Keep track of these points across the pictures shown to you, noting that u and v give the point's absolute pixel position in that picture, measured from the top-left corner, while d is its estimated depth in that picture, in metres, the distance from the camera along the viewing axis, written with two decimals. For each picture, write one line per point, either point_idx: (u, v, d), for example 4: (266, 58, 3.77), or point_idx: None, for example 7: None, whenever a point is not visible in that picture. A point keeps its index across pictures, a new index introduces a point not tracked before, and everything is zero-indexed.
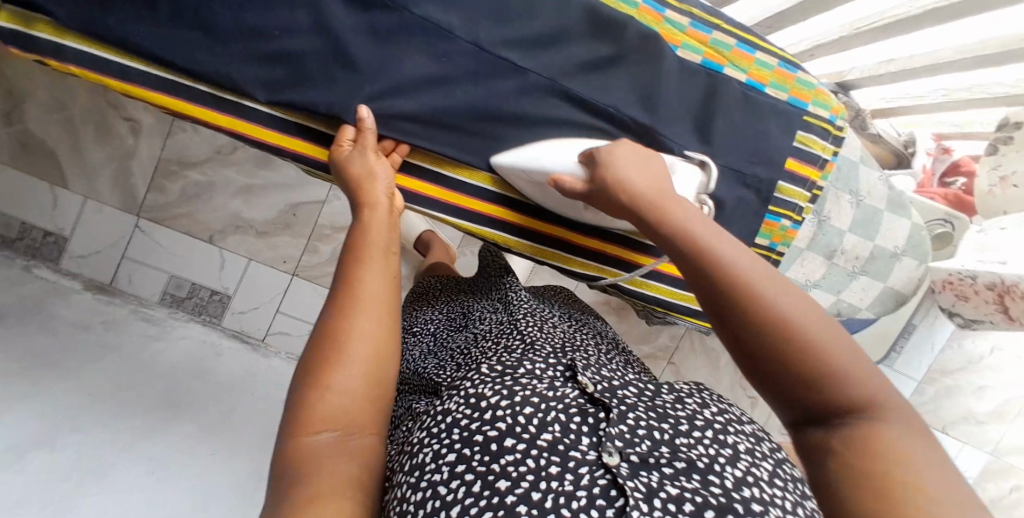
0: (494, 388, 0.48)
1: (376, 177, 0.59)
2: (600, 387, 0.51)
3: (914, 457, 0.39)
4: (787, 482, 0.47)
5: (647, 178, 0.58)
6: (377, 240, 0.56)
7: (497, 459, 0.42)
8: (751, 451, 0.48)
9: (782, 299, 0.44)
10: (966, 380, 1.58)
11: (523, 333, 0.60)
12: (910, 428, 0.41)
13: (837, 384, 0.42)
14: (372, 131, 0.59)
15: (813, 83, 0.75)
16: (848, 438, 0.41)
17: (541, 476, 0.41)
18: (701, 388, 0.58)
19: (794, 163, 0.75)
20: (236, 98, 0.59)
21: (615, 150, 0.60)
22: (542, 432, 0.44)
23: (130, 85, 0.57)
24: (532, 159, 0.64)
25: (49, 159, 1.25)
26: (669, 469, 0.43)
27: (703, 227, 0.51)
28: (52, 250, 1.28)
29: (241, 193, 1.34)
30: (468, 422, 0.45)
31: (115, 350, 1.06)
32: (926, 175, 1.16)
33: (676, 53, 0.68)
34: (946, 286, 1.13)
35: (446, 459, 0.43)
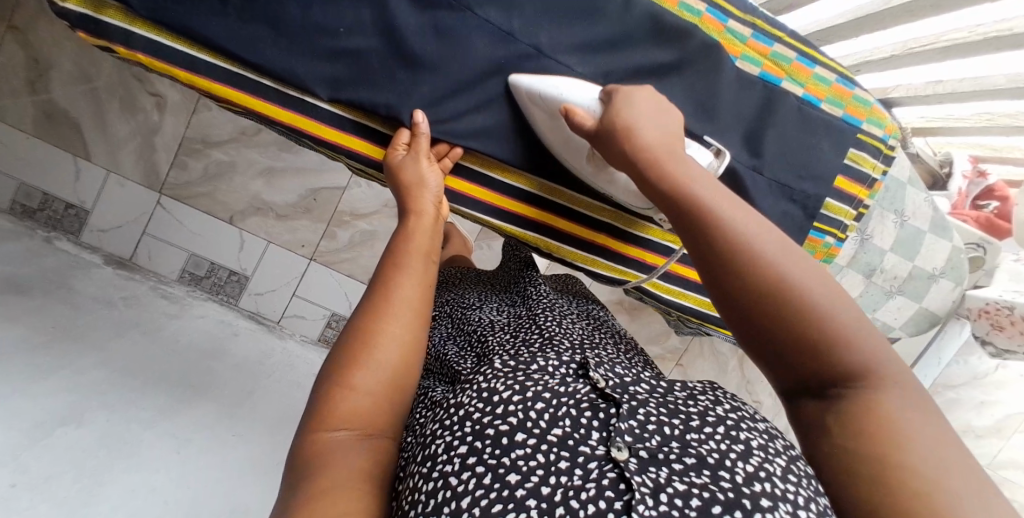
0: (506, 384, 0.47)
1: (426, 185, 0.58)
2: (612, 383, 0.49)
3: (921, 437, 0.38)
4: (801, 477, 0.41)
5: (654, 128, 0.53)
6: (421, 243, 0.55)
7: (507, 453, 0.42)
8: (765, 448, 0.43)
9: (809, 281, 0.43)
10: (968, 393, 1.67)
11: (542, 327, 0.61)
12: (912, 407, 0.40)
13: (843, 350, 0.41)
14: (427, 136, 0.58)
15: (870, 100, 0.73)
16: (844, 413, 0.41)
17: (551, 471, 0.40)
18: (713, 386, 0.52)
19: (843, 182, 0.72)
20: (299, 94, 0.55)
21: (629, 94, 0.56)
22: (552, 427, 0.43)
23: (195, 76, 0.53)
24: (552, 86, 0.57)
25: (73, 131, 1.24)
26: (678, 464, 0.41)
27: (717, 192, 0.47)
28: (73, 223, 1.28)
29: (263, 174, 1.33)
30: (481, 415, 0.45)
31: (137, 327, 1.07)
32: (960, 197, 1.14)
33: (735, 64, 0.66)
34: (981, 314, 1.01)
35: (458, 451, 0.43)
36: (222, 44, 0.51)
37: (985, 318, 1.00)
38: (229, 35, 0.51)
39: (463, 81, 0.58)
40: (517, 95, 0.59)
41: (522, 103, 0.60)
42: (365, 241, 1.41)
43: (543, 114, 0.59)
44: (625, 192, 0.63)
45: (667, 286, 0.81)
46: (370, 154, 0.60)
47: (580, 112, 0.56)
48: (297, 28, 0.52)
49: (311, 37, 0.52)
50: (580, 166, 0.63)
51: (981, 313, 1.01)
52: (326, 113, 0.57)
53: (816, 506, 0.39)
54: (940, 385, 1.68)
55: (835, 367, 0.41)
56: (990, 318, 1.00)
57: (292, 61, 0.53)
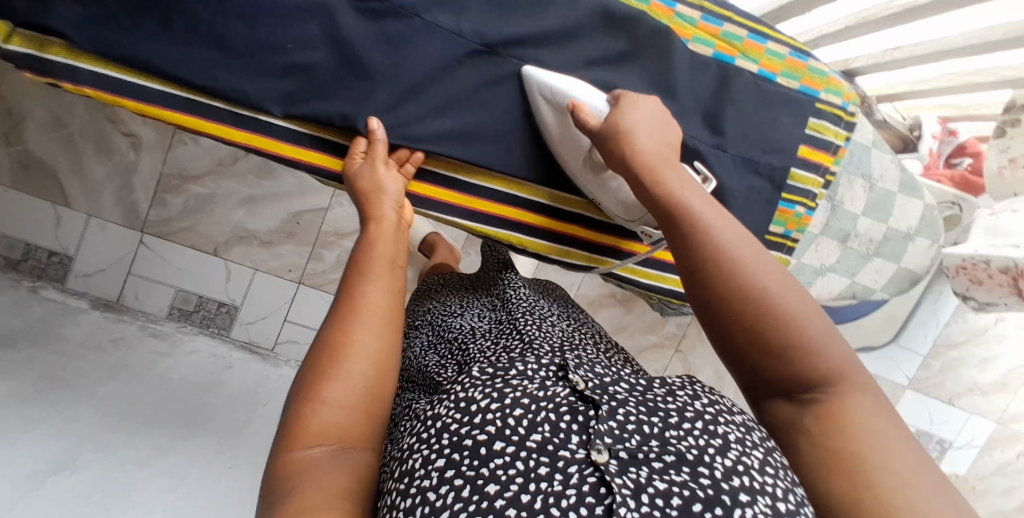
0: (484, 391, 0.46)
1: (384, 190, 0.58)
2: (591, 384, 0.49)
3: (872, 433, 0.44)
4: (777, 468, 0.44)
5: (655, 141, 0.57)
6: (383, 251, 0.55)
7: (486, 463, 0.41)
8: (742, 441, 0.45)
9: (785, 295, 0.48)
10: (969, 352, 1.69)
11: (522, 331, 0.61)
12: (870, 403, 0.47)
13: (807, 355, 0.47)
14: (383, 142, 0.58)
15: (825, 70, 0.74)
16: (817, 415, 0.46)
17: (531, 477, 0.40)
18: (691, 380, 0.53)
19: (807, 151, 0.73)
20: (252, 113, 0.56)
21: (637, 103, 0.59)
22: (531, 433, 0.43)
23: (143, 105, 0.53)
24: (562, 83, 0.60)
25: (51, 179, 1.24)
26: (658, 462, 0.42)
27: (707, 205, 0.52)
28: (58, 270, 1.28)
29: (244, 203, 1.33)
30: (458, 426, 0.44)
31: (127, 368, 1.06)
32: (932, 156, 1.15)
33: (687, 46, 0.67)
34: (960, 271, 1.02)
35: (435, 465, 0.42)
36: (171, 72, 0.51)
37: (963, 274, 1.02)
38: (176, 61, 0.51)
39: (417, 86, 0.58)
40: (529, 88, 0.62)
41: (531, 96, 0.62)
42: None
43: (550, 109, 0.62)
44: (615, 201, 0.66)
45: (651, 273, 0.82)
46: (330, 166, 0.60)
47: (587, 108, 0.59)
48: (245, 49, 0.52)
49: (259, 56, 0.53)
50: (577, 168, 0.65)
51: (960, 269, 1.02)
52: (281, 130, 0.57)
53: (794, 496, 0.42)
54: (942, 346, 1.69)
55: (808, 370, 0.47)
56: (968, 274, 1.01)
57: (241, 81, 0.53)
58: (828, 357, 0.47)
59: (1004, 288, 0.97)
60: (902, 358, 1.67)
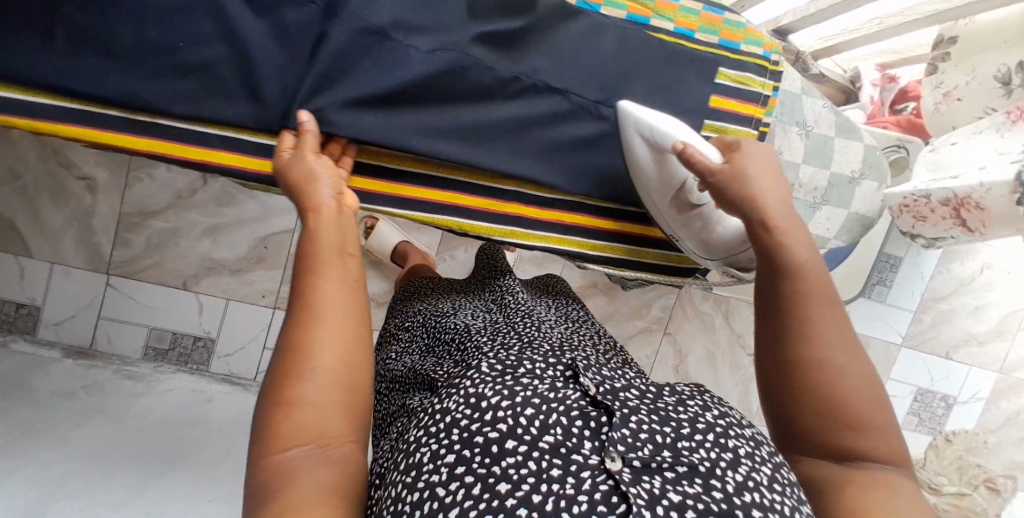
0: (494, 388, 0.44)
1: (316, 178, 0.54)
2: (602, 389, 0.46)
3: (902, 499, 0.44)
4: (785, 485, 0.43)
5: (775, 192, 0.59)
6: (328, 242, 0.50)
7: (498, 462, 0.39)
8: (751, 456, 0.44)
9: (851, 366, 0.50)
10: (959, 303, 1.68)
11: (520, 331, 0.58)
12: (907, 485, 0.46)
13: (857, 416, 0.48)
14: (313, 134, 0.56)
15: (742, 22, 0.72)
16: (851, 471, 0.47)
17: (542, 478, 0.38)
18: (702, 390, 0.52)
19: (731, 104, 0.73)
20: (151, 118, 0.55)
21: (757, 148, 0.63)
22: (544, 434, 0.41)
23: (41, 122, 0.53)
24: (666, 127, 0.65)
25: (10, 232, 1.23)
26: (670, 473, 0.40)
27: (815, 263, 0.54)
28: (27, 321, 1.26)
29: (208, 234, 1.33)
30: (469, 422, 0.42)
31: (101, 412, 1.04)
32: (875, 105, 1.15)
33: (598, 11, 0.66)
34: (903, 209, 1.01)
35: (444, 460, 0.40)
36: (64, 85, 0.51)
37: (907, 212, 1.00)
38: (72, 74, 0.50)
39: None
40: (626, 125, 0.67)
41: (628, 134, 0.67)
42: None
43: (646, 146, 0.67)
44: (695, 236, 0.75)
45: (612, 246, 0.80)
46: (244, 165, 0.60)
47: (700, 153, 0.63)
48: (139, 54, 0.52)
49: (156, 60, 0.52)
50: (664, 206, 0.73)
51: (903, 208, 1.01)
52: (184, 133, 0.57)
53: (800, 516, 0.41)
54: (930, 299, 1.67)
55: (856, 429, 0.48)
56: (912, 211, 0.99)
57: (135, 86, 0.52)
58: (878, 430, 0.48)
59: (948, 221, 0.95)
60: (892, 316, 1.65)
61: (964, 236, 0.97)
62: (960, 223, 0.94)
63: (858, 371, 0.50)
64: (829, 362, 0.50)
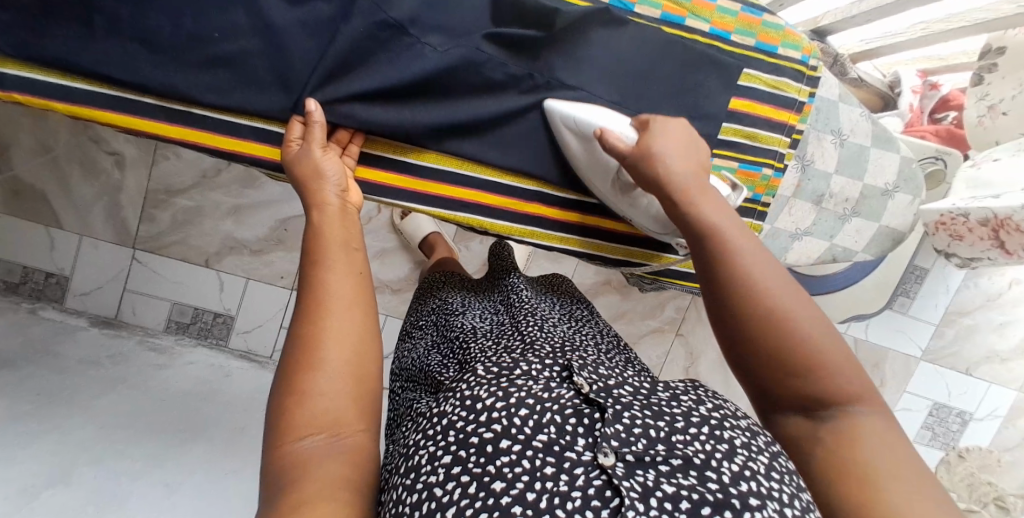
0: (489, 389, 0.43)
1: (324, 175, 0.54)
2: (596, 387, 0.45)
3: (877, 447, 0.43)
4: (783, 473, 0.41)
5: (682, 166, 0.56)
6: (335, 234, 0.51)
7: (493, 461, 0.38)
8: (748, 446, 0.42)
9: (806, 326, 0.47)
10: (985, 318, 1.63)
11: (525, 333, 0.57)
12: (888, 429, 0.45)
13: (830, 376, 0.46)
14: (321, 125, 0.55)
15: (781, 24, 0.70)
16: (833, 428, 0.45)
17: (537, 476, 0.37)
18: (696, 385, 0.50)
19: (765, 110, 0.71)
20: (184, 107, 0.56)
21: (664, 123, 0.59)
22: (538, 433, 0.40)
23: (76, 106, 0.53)
24: (585, 113, 0.61)
25: (42, 202, 1.26)
26: (665, 465, 0.38)
27: (734, 228, 0.52)
28: (55, 291, 1.30)
29: (231, 213, 1.35)
30: (464, 424, 0.41)
31: (124, 381, 1.08)
32: (915, 113, 1.10)
33: (633, 11, 0.65)
34: (939, 227, 0.97)
35: (442, 461, 0.39)
36: (100, 71, 0.51)
37: (942, 230, 0.97)
38: (108, 61, 0.51)
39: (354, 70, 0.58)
40: (552, 117, 0.64)
41: (556, 126, 0.64)
42: None
43: (574, 138, 0.63)
44: (647, 216, 0.66)
45: (635, 251, 0.77)
46: (273, 157, 0.59)
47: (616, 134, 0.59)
48: (173, 42, 0.52)
49: (189, 49, 0.53)
50: (606, 191, 0.67)
51: (939, 226, 0.97)
52: (215, 122, 0.57)
53: (800, 502, 0.39)
54: (954, 313, 1.63)
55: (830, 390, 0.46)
56: (947, 230, 0.96)
57: (169, 73, 0.53)
58: (849, 379, 0.46)
59: (986, 242, 0.92)
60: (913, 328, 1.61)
61: (1002, 258, 0.94)
62: (999, 243, 0.91)
63: (806, 327, 0.46)
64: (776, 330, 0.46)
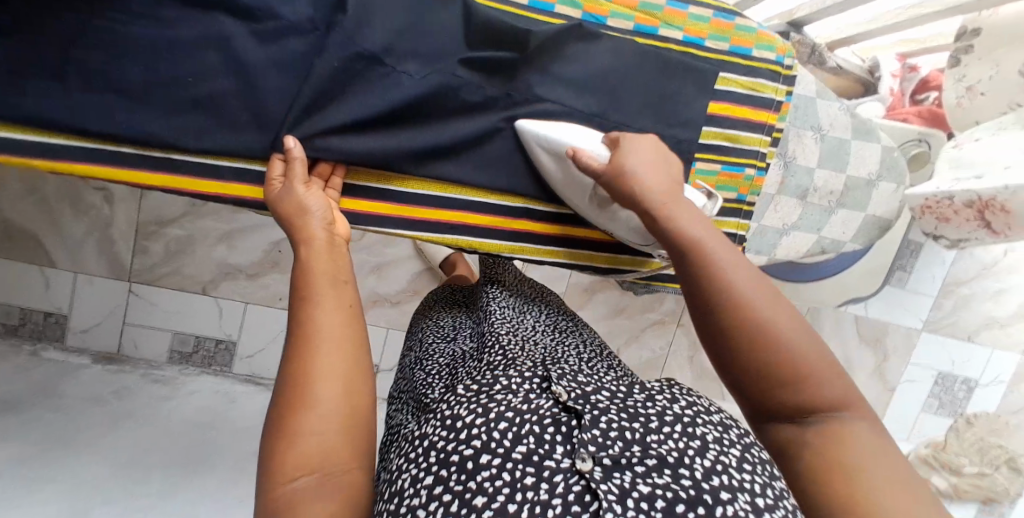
0: (469, 407, 0.43)
1: (308, 210, 0.54)
2: (574, 394, 0.45)
3: (862, 452, 0.42)
4: (755, 466, 0.41)
5: (656, 180, 0.56)
6: (322, 269, 0.51)
7: (474, 476, 0.37)
8: (719, 440, 0.42)
9: (789, 330, 0.46)
10: (981, 287, 1.64)
11: (511, 346, 0.58)
12: (875, 435, 0.44)
13: (818, 382, 0.45)
14: (301, 160, 0.55)
15: (754, 26, 0.70)
16: (819, 434, 0.44)
17: (518, 488, 0.36)
18: (672, 383, 0.51)
19: (744, 112, 0.71)
20: (164, 153, 0.56)
21: (636, 140, 0.60)
22: (517, 444, 0.39)
23: (55, 162, 0.53)
24: (558, 132, 0.60)
25: (34, 243, 1.26)
26: (639, 466, 0.38)
27: (713, 237, 0.52)
28: (56, 330, 1.30)
29: (223, 239, 1.35)
30: (445, 443, 0.40)
31: (130, 415, 1.08)
32: (897, 96, 1.12)
33: (604, 26, 0.65)
34: (924, 211, 0.97)
35: (423, 483, 0.39)
36: (76, 125, 0.51)
37: (928, 213, 0.96)
38: (82, 115, 0.51)
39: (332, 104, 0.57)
40: (523, 137, 0.64)
41: (529, 145, 0.64)
42: None
43: (550, 158, 0.63)
44: (627, 228, 0.67)
45: (624, 259, 0.77)
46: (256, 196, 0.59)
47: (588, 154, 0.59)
48: (147, 91, 0.52)
49: (163, 96, 0.52)
50: (584, 206, 0.67)
51: (925, 209, 0.96)
52: (197, 166, 0.57)
53: (772, 492, 0.39)
54: (951, 284, 1.63)
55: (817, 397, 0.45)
56: (933, 212, 0.95)
57: (145, 122, 0.53)
58: (835, 386, 0.45)
59: (972, 223, 0.92)
60: (911, 302, 1.62)
61: (989, 237, 0.94)
62: (985, 224, 0.91)
63: (789, 334, 0.46)
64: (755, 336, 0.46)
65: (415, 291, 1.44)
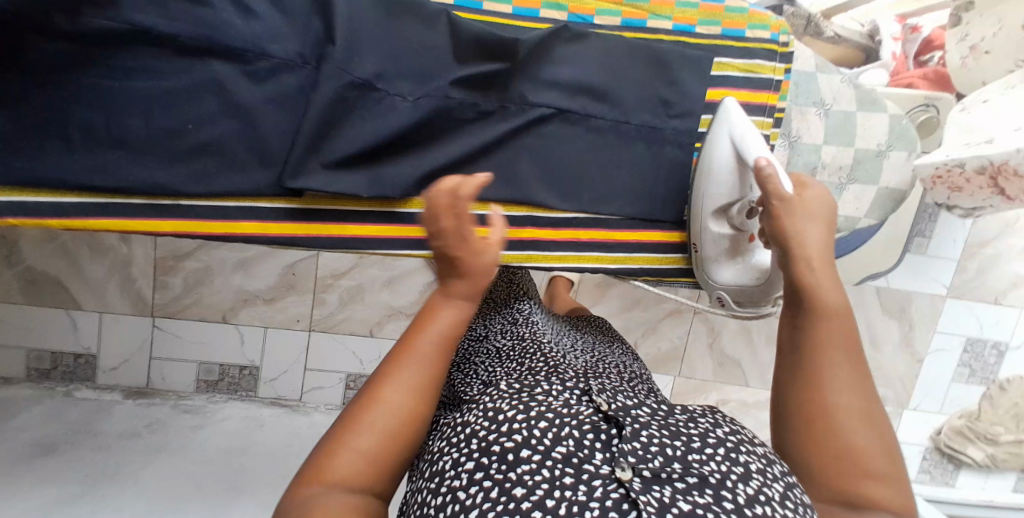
0: (511, 403, 0.43)
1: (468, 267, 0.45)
2: (615, 406, 0.44)
3: None
4: (799, 504, 0.39)
5: (825, 235, 0.52)
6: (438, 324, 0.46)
7: (513, 469, 0.37)
8: (763, 471, 0.40)
9: (859, 422, 0.44)
10: (1005, 246, 1.60)
11: (552, 357, 0.56)
12: None
13: (874, 476, 0.43)
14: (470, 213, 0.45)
15: (744, 7, 0.69)
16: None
17: (557, 484, 0.36)
18: (714, 412, 0.49)
19: (743, 96, 0.70)
20: (172, 201, 0.57)
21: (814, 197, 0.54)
22: (556, 445, 0.39)
23: (70, 219, 0.55)
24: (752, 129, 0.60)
25: (59, 287, 1.30)
26: (680, 483, 0.36)
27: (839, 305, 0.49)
28: (86, 369, 1.34)
29: (239, 267, 1.37)
30: (486, 433, 0.41)
31: (163, 448, 1.11)
32: (900, 60, 1.09)
33: (593, 25, 0.65)
34: (935, 181, 0.87)
35: (465, 467, 0.39)
36: (85, 183, 0.53)
37: (939, 184, 0.87)
38: (92, 172, 0.53)
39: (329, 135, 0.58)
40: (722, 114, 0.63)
41: (718, 125, 0.63)
42: (355, 296, 1.42)
43: (730, 149, 0.62)
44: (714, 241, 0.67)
45: (639, 257, 0.72)
46: (260, 232, 0.60)
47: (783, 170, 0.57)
48: (151, 142, 0.54)
49: (166, 146, 0.54)
50: (708, 204, 0.66)
51: (935, 180, 0.87)
52: (204, 210, 0.58)
53: None
54: (973, 246, 1.60)
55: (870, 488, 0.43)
56: (944, 182, 0.86)
57: (152, 172, 0.54)
58: (891, 488, 0.43)
59: (985, 191, 0.83)
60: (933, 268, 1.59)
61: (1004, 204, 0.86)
62: (1001, 191, 0.82)
63: (858, 424, 0.44)
64: (827, 408, 0.45)
65: None
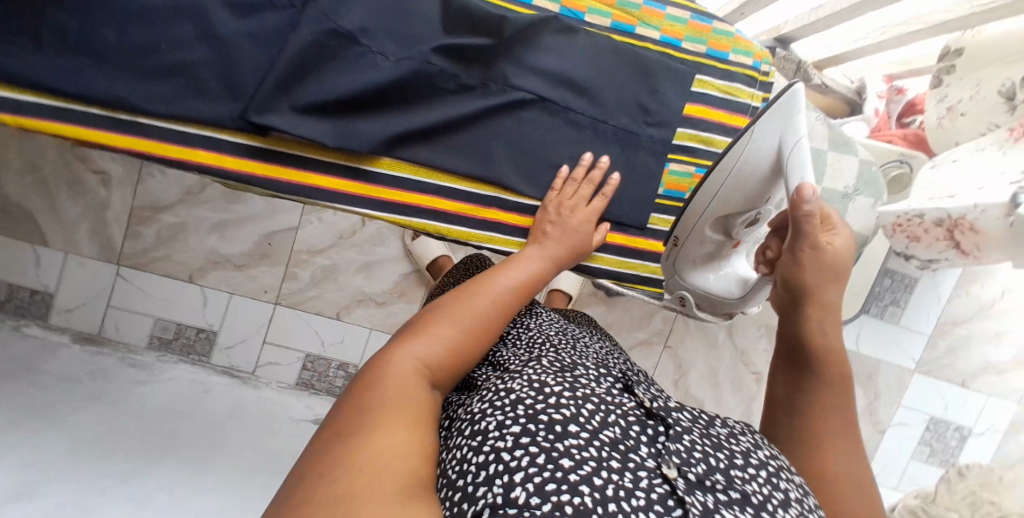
0: (557, 378, 0.41)
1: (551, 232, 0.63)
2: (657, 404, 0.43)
3: None
4: None
5: (839, 295, 0.52)
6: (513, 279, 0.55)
7: (561, 440, 0.35)
8: (802, 502, 0.39)
9: (850, 490, 0.46)
10: (979, 327, 1.61)
11: (575, 346, 0.55)
12: None
13: None
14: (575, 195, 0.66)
15: (731, 30, 0.72)
16: None
17: (605, 466, 0.34)
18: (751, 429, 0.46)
19: (720, 116, 0.72)
20: (132, 117, 0.57)
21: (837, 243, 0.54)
22: (605, 428, 0.37)
23: (26, 119, 0.54)
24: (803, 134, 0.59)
25: (29, 221, 1.28)
26: (723, 495, 0.36)
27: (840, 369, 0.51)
28: (40, 307, 1.31)
29: (216, 228, 1.35)
30: (532, 400, 0.38)
31: (100, 394, 1.06)
32: (881, 117, 1.16)
33: (583, 21, 0.67)
34: (897, 228, 1.02)
35: (510, 428, 0.36)
36: (53, 86, 0.53)
37: (901, 232, 1.02)
38: (63, 76, 0.53)
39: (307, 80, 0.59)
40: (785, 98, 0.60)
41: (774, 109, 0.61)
42: (327, 276, 1.40)
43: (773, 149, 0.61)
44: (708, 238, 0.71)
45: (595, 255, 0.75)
46: (220, 164, 0.59)
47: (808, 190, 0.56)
48: (128, 58, 0.54)
49: (143, 64, 0.54)
50: (724, 196, 0.67)
51: (897, 227, 1.02)
52: (167, 132, 0.58)
53: None
54: (947, 323, 1.61)
55: None
56: (905, 231, 1.01)
57: (123, 88, 0.54)
58: None
59: (941, 242, 0.97)
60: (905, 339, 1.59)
61: (957, 258, 1.00)
62: (952, 244, 0.96)
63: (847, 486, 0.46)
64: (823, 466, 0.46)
65: (401, 293, 1.44)
